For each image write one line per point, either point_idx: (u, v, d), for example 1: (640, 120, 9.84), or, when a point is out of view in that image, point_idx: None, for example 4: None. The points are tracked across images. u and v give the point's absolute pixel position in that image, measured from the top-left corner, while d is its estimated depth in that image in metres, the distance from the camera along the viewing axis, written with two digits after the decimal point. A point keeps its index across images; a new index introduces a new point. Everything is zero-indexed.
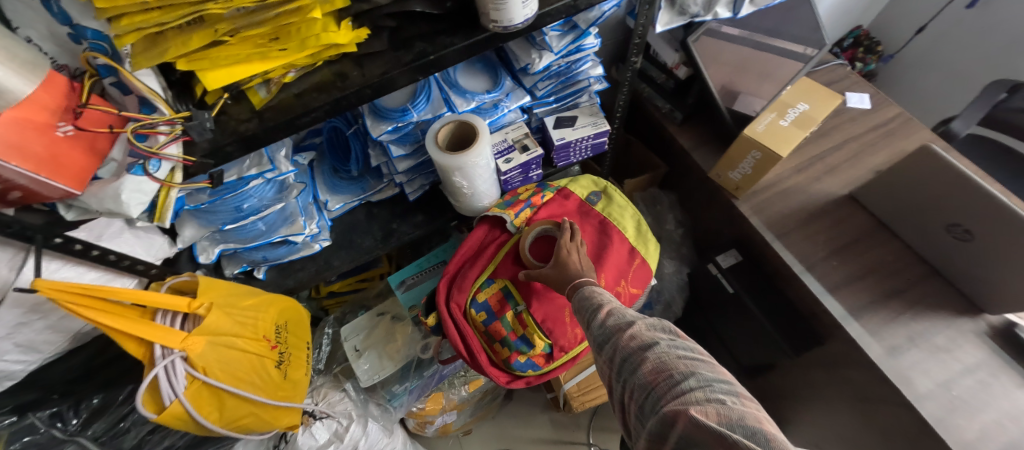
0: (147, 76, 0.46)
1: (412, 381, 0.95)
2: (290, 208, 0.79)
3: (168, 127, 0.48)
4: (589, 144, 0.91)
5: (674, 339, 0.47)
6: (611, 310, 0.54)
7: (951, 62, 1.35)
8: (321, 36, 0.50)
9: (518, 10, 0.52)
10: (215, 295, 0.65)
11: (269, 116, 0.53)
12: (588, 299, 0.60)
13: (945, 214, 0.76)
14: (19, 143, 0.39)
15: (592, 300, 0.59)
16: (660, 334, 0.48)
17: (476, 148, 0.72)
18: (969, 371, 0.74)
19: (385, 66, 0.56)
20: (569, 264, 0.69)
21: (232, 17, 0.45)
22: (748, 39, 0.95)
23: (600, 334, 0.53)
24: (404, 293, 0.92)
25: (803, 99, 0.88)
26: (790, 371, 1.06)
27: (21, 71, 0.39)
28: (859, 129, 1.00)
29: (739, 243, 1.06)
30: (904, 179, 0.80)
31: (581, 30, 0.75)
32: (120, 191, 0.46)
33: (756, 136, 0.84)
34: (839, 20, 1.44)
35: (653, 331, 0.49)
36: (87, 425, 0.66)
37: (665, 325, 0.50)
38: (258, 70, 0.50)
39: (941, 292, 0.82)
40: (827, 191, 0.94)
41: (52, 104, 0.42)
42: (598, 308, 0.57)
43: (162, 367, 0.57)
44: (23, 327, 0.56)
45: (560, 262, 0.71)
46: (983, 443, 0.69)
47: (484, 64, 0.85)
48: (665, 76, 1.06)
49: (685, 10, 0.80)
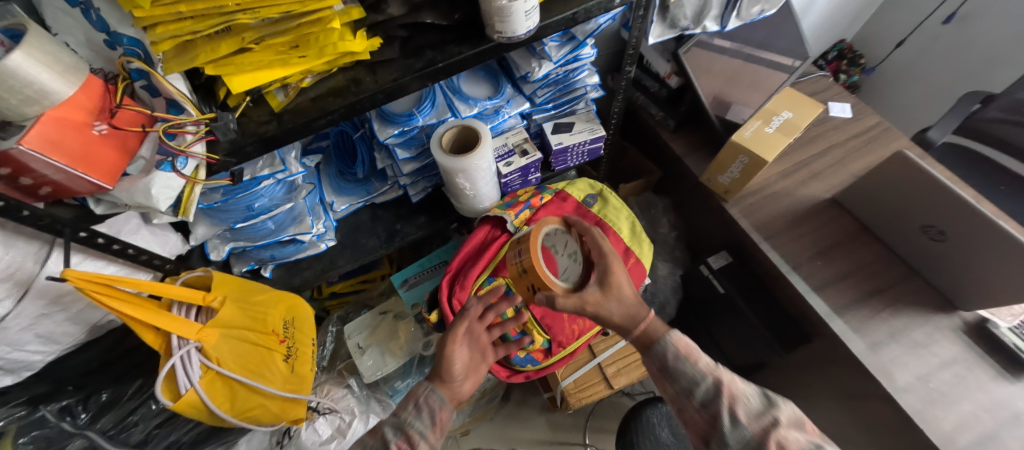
0: (177, 80, 0.50)
1: (414, 378, 0.97)
2: (298, 208, 0.82)
3: (195, 127, 0.51)
4: (586, 149, 0.95)
5: (815, 441, 0.49)
6: (731, 391, 0.54)
7: (929, 75, 1.42)
8: (337, 44, 0.53)
9: (521, 22, 0.56)
10: (229, 290, 0.69)
11: (287, 119, 0.57)
12: (683, 361, 0.58)
13: (921, 217, 0.81)
14: (56, 140, 0.42)
15: (686, 364, 0.58)
16: (798, 433, 0.50)
17: (479, 151, 0.75)
18: (946, 364, 0.78)
19: (396, 72, 0.60)
20: (626, 296, 0.64)
21: (258, 27, 0.49)
22: (738, 51, 1.01)
23: (733, 434, 0.52)
24: (406, 292, 0.95)
25: (787, 108, 0.93)
26: (780, 369, 1.10)
27: (64, 74, 0.42)
28: (841, 137, 1.05)
29: (730, 245, 1.10)
30: (882, 183, 0.85)
31: (578, 41, 0.79)
32: (151, 186, 0.50)
33: (743, 142, 0.88)
34: (823, 34, 1.50)
35: (791, 429, 0.50)
36: (96, 419, 0.68)
37: (796, 417, 0.52)
38: (278, 75, 0.54)
39: (919, 291, 0.86)
40: (812, 196, 0.99)
41: (90, 105, 0.45)
42: (711, 384, 0.56)
43: (179, 357, 0.60)
44: (45, 318, 0.59)
45: (611, 290, 0.64)
46: (959, 433, 0.72)
47: (486, 72, 0.89)
48: (659, 85, 1.11)
49: (676, 23, 0.86)
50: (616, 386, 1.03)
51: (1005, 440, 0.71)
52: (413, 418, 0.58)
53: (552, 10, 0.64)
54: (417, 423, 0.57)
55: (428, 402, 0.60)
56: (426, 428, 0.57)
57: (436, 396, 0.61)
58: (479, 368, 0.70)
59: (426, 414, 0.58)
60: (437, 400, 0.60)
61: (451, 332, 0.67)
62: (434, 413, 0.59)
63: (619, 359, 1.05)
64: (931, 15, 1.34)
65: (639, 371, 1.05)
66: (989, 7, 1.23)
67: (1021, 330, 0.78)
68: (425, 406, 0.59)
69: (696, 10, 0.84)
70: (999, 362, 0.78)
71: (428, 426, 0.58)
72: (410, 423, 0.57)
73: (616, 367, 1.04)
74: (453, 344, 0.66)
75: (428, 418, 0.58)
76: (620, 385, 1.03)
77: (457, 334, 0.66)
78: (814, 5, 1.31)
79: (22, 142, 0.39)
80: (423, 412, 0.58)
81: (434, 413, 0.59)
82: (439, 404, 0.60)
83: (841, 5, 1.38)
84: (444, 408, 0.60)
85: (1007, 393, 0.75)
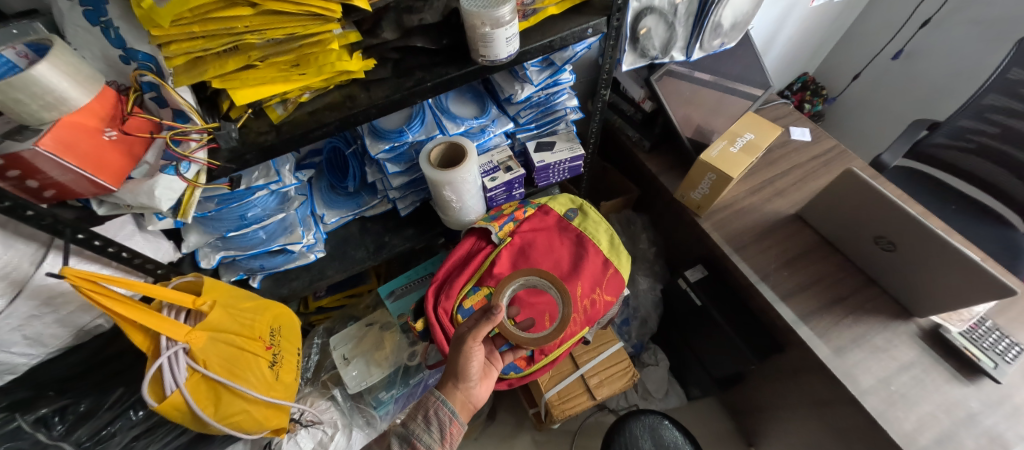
0: (185, 92, 0.54)
1: (398, 389, 0.98)
2: (290, 219, 0.86)
3: (199, 135, 0.56)
4: (567, 167, 1.01)
5: None
6: None
7: (883, 105, 1.54)
8: (335, 64, 0.59)
9: (503, 47, 0.62)
10: (218, 295, 0.71)
11: (286, 130, 0.61)
12: None
13: (873, 228, 0.88)
14: (70, 142, 0.45)
15: None
16: None
17: (465, 166, 0.80)
18: (905, 368, 0.84)
19: (388, 90, 0.65)
20: None
21: (263, 46, 0.54)
22: (717, 83, 1.15)
23: None
24: (393, 303, 0.98)
25: (749, 130, 1.01)
26: (759, 379, 1.13)
27: (84, 85, 0.46)
28: (802, 158, 1.15)
29: (706, 259, 1.15)
30: (838, 198, 0.93)
31: (557, 66, 0.87)
32: (155, 188, 0.53)
33: (711, 160, 0.95)
34: (788, 68, 1.62)
35: None
36: (72, 430, 0.65)
37: None
38: (279, 90, 0.59)
39: (876, 298, 0.93)
40: (777, 212, 1.07)
41: (103, 112, 0.48)
42: None
43: (167, 357, 0.61)
44: (35, 319, 0.60)
45: None
46: (920, 432, 0.77)
47: (472, 94, 0.95)
48: (634, 108, 1.19)
49: (646, 52, 0.94)
50: (599, 397, 1.05)
51: (961, 439, 0.77)
52: (422, 432, 0.63)
53: (531, 38, 0.71)
54: (424, 437, 0.62)
55: (439, 416, 0.63)
56: (434, 442, 0.62)
57: (446, 409, 0.64)
58: (489, 371, 0.76)
59: (435, 428, 0.63)
60: (448, 413, 0.64)
61: (472, 332, 0.66)
62: (445, 428, 0.63)
63: (601, 370, 1.08)
64: (881, 51, 1.47)
65: (620, 381, 1.07)
66: (932, 45, 1.36)
67: (970, 334, 0.85)
68: (435, 421, 0.63)
69: (664, 41, 0.94)
70: (953, 364, 0.85)
71: (437, 438, 0.62)
72: (418, 436, 0.62)
73: (599, 378, 1.07)
74: (473, 344, 0.66)
75: (438, 432, 0.62)
76: (602, 396, 1.05)
77: (480, 335, 0.66)
78: (775, 42, 1.43)
79: (39, 144, 0.43)
80: (432, 426, 0.63)
81: (444, 428, 0.63)
82: (450, 419, 0.63)
83: (801, 40, 1.50)
84: (453, 422, 0.64)
85: (962, 394, 0.82)
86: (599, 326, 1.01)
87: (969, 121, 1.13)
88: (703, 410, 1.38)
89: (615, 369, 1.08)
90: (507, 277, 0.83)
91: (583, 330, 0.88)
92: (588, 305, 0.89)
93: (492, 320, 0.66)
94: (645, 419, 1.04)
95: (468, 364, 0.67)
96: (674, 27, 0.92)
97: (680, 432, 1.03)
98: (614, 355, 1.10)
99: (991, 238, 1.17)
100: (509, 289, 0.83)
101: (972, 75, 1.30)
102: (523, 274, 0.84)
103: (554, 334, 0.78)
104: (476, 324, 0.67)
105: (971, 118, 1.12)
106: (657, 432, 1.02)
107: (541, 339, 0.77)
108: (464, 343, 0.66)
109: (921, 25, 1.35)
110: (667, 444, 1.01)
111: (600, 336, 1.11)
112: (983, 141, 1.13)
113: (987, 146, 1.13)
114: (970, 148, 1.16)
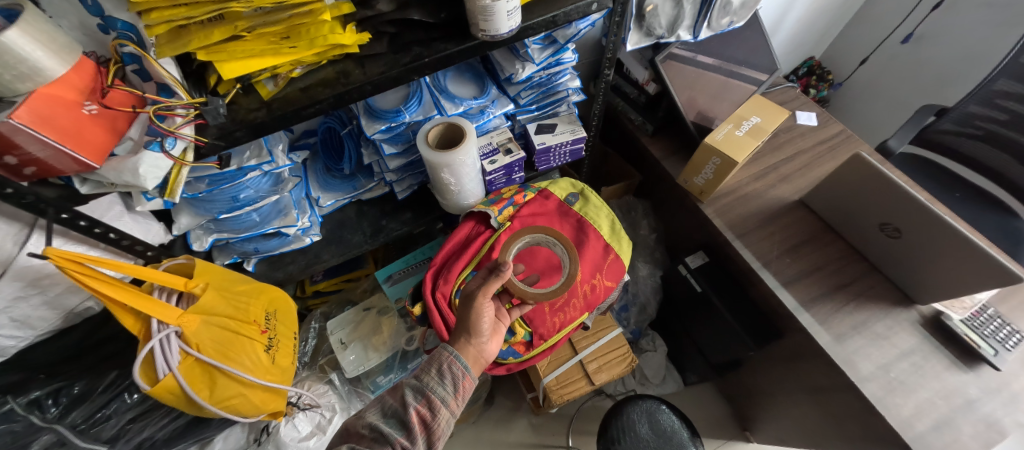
0: (169, 64, 0.51)
1: (395, 374, 0.96)
2: (284, 202, 0.83)
3: (184, 110, 0.53)
4: (568, 149, 0.99)
5: None
6: None
7: (890, 91, 1.51)
8: (327, 37, 0.56)
9: (504, 21, 0.59)
10: (211, 278, 0.69)
11: (277, 107, 0.59)
12: None
13: (879, 215, 0.87)
14: (47, 116, 0.42)
15: None
16: None
17: (464, 147, 0.78)
18: (904, 355, 0.84)
19: (384, 66, 0.62)
20: None
21: (250, 16, 0.51)
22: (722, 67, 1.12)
23: None
24: (391, 287, 0.96)
25: (756, 113, 0.99)
26: (757, 366, 1.13)
27: (60, 54, 0.44)
28: (808, 143, 1.13)
29: (707, 246, 1.14)
30: (844, 184, 0.91)
31: (559, 45, 0.83)
32: (139, 165, 0.51)
33: (715, 144, 0.94)
34: (796, 51, 1.59)
35: None
36: (66, 413, 0.64)
37: None
38: (270, 64, 0.56)
39: (879, 286, 0.92)
40: (780, 198, 1.05)
41: (81, 84, 0.46)
42: None
43: (159, 340, 0.60)
44: (20, 301, 0.58)
45: None
46: (918, 419, 0.77)
47: (471, 73, 0.92)
48: (638, 91, 1.16)
49: (652, 31, 0.91)
50: (597, 382, 1.05)
51: (959, 425, 0.77)
52: (436, 384, 0.60)
53: (534, 12, 0.68)
54: (438, 389, 0.59)
55: (452, 370, 0.61)
56: (448, 395, 0.60)
57: (460, 364, 0.62)
58: (498, 326, 0.73)
59: (448, 382, 0.61)
60: (461, 368, 0.62)
61: (483, 289, 0.69)
62: (458, 382, 0.61)
63: (600, 355, 1.08)
64: (891, 34, 1.43)
65: (618, 367, 1.07)
66: (941, 29, 1.32)
67: (972, 321, 0.84)
68: (449, 374, 0.61)
69: (671, 20, 0.91)
70: (953, 352, 0.85)
71: (450, 392, 0.60)
72: (432, 388, 0.59)
73: (597, 364, 1.07)
74: (483, 299, 0.69)
75: (451, 386, 0.60)
76: (600, 381, 1.05)
77: (489, 291, 0.69)
78: (783, 23, 1.40)
79: (12, 116, 0.40)
80: (446, 380, 0.60)
81: (457, 381, 0.61)
82: (463, 373, 0.62)
83: (808, 23, 1.46)
84: (466, 376, 0.62)
85: (961, 381, 0.82)
86: (598, 312, 1.00)
87: (977, 107, 1.10)
88: (700, 395, 1.39)
89: (613, 355, 1.08)
90: (513, 234, 0.86)
91: (583, 316, 0.88)
92: (588, 290, 0.88)
93: (500, 277, 0.70)
94: (642, 404, 1.04)
95: (479, 319, 0.68)
96: (681, 5, 0.88)
97: (677, 417, 1.03)
98: (613, 341, 1.10)
99: (995, 226, 1.16)
100: (514, 248, 0.86)
101: (981, 59, 1.27)
102: (529, 232, 0.87)
103: (561, 289, 0.81)
104: (486, 282, 0.71)
105: (980, 103, 1.09)
106: (654, 417, 1.02)
107: (547, 293, 0.79)
108: (475, 300, 0.69)
109: (933, 8, 1.31)
110: (664, 429, 1.01)
111: (599, 322, 1.11)
112: (991, 128, 1.11)
113: (994, 132, 1.11)
114: (978, 134, 1.14)
